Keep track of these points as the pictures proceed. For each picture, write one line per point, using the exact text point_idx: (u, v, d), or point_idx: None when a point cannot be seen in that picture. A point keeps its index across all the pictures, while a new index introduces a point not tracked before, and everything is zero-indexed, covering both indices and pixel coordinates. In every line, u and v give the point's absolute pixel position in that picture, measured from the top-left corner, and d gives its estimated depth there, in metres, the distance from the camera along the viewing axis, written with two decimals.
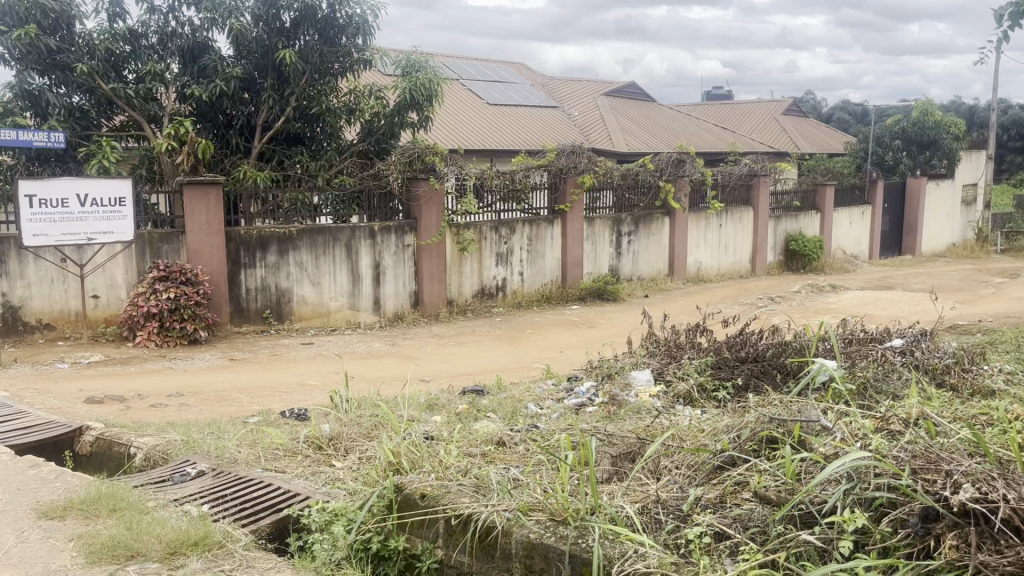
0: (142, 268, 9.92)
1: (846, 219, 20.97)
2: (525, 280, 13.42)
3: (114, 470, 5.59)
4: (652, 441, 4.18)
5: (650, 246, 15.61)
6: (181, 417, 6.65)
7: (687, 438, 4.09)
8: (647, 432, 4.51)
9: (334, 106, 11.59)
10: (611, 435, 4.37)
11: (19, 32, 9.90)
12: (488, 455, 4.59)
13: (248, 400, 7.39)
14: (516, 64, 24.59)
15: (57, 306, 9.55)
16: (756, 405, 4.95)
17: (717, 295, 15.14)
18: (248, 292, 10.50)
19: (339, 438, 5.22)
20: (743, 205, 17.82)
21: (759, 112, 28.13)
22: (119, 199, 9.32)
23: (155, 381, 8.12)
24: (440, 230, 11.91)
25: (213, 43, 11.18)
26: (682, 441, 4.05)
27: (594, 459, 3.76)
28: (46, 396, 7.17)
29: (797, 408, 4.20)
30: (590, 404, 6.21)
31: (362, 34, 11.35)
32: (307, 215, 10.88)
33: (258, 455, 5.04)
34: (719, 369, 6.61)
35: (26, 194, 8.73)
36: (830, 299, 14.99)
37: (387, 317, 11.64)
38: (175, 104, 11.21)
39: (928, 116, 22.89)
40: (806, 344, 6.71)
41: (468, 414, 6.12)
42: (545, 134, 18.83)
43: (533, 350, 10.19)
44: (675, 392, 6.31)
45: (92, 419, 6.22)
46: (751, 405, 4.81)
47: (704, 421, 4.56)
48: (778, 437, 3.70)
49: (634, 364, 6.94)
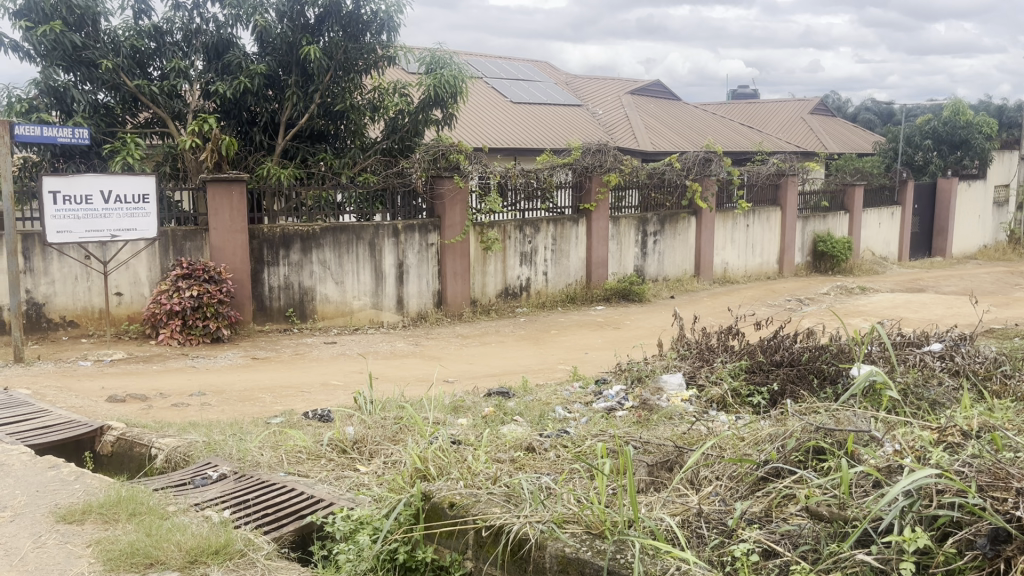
0: (165, 265, 9.85)
1: (876, 219, 20.60)
2: (549, 279, 13.25)
3: (134, 471, 5.48)
4: (691, 449, 3.97)
5: (676, 246, 15.38)
6: (202, 417, 6.55)
7: (728, 447, 3.90)
8: (685, 440, 4.32)
9: (358, 103, 11.47)
10: (647, 442, 4.18)
11: (44, 27, 9.88)
12: (518, 461, 4.44)
13: (271, 400, 7.29)
14: (540, 63, 24.42)
15: (80, 303, 9.50)
16: (797, 412, 4.74)
17: (744, 297, 14.87)
18: (271, 290, 10.41)
19: (363, 442, 5.08)
20: (771, 205, 17.54)
21: (785, 111, 27.76)
22: (143, 196, 9.26)
23: (177, 380, 8.03)
24: (464, 229, 11.76)
25: (237, 40, 11.11)
26: (723, 450, 3.86)
27: (632, 469, 3.60)
28: (68, 395, 7.09)
29: (843, 417, 4.00)
30: (620, 409, 6.03)
31: (387, 30, 11.26)
32: (330, 213, 10.76)
33: (280, 458, 4.91)
34: (753, 373, 6.43)
35: (50, 190, 8.65)
36: (860, 301, 14.69)
37: (410, 317, 11.51)
38: (200, 101, 11.21)
39: (960, 116, 22.43)
40: (844, 347, 6.47)
41: (494, 417, 5.96)
42: (569, 132, 18.62)
43: (558, 351, 10.01)
44: (709, 396, 6.13)
45: (113, 419, 6.14)
46: (792, 413, 4.61)
47: (744, 429, 4.37)
48: (827, 449, 3.51)
49: (665, 367, 6.74)
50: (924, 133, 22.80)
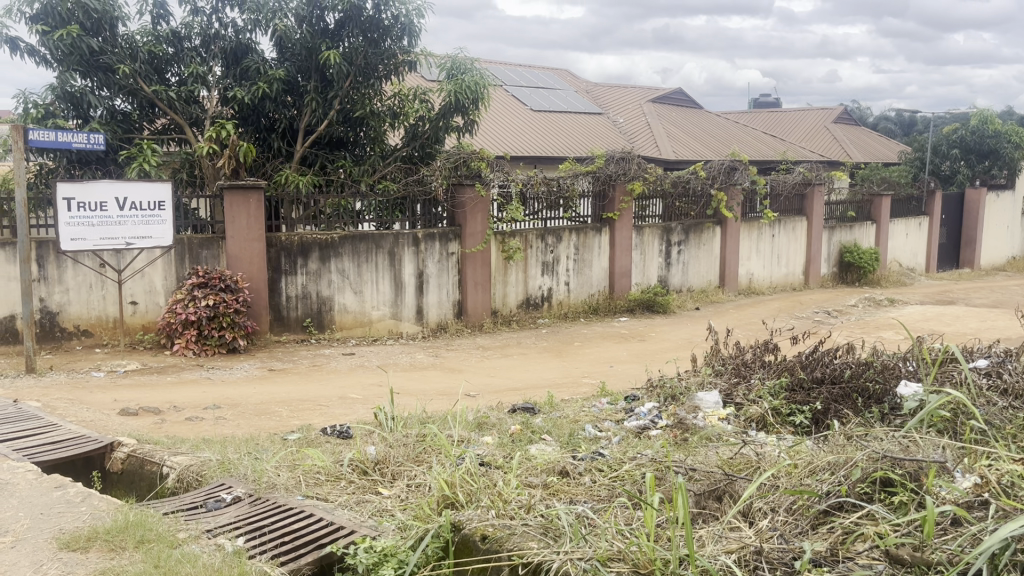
0: (181, 274, 9.64)
1: (903, 230, 20.18)
2: (571, 290, 12.94)
3: (145, 490, 5.23)
4: (744, 478, 3.64)
5: (701, 256, 15.04)
6: (217, 433, 6.30)
7: (783, 476, 3.58)
8: (732, 466, 4.00)
9: (377, 110, 11.26)
10: (693, 469, 3.86)
11: (61, 32, 9.72)
12: (551, 486, 4.15)
13: (288, 414, 7.03)
14: (560, 71, 24.21)
15: (95, 312, 9.31)
16: (852, 439, 4.41)
17: (770, 309, 14.51)
18: (289, 300, 10.17)
19: (385, 462, 4.80)
20: (796, 215, 17.18)
21: (807, 120, 27.37)
22: (158, 203, 9.07)
23: (192, 392, 7.79)
24: (485, 238, 11.50)
25: (256, 46, 10.94)
26: (781, 479, 3.54)
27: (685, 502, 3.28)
28: (79, 407, 6.87)
29: (911, 445, 3.68)
30: (654, 428, 5.72)
31: (408, 35, 11.02)
32: (349, 221, 10.53)
33: (298, 480, 4.63)
34: (794, 392, 6.10)
35: (64, 196, 8.45)
36: (890, 314, 14.28)
37: (430, 328, 11.25)
38: (217, 107, 11.00)
39: (987, 125, 21.74)
40: (889, 363, 6.14)
41: (521, 436, 5.67)
42: (590, 140, 18.37)
43: (582, 364, 9.71)
44: (747, 415, 5.82)
45: (125, 434, 5.88)
46: (847, 440, 4.30)
47: (797, 454, 4.05)
48: (896, 481, 3.21)
49: (700, 384, 6.40)
50: (951, 142, 22.06)
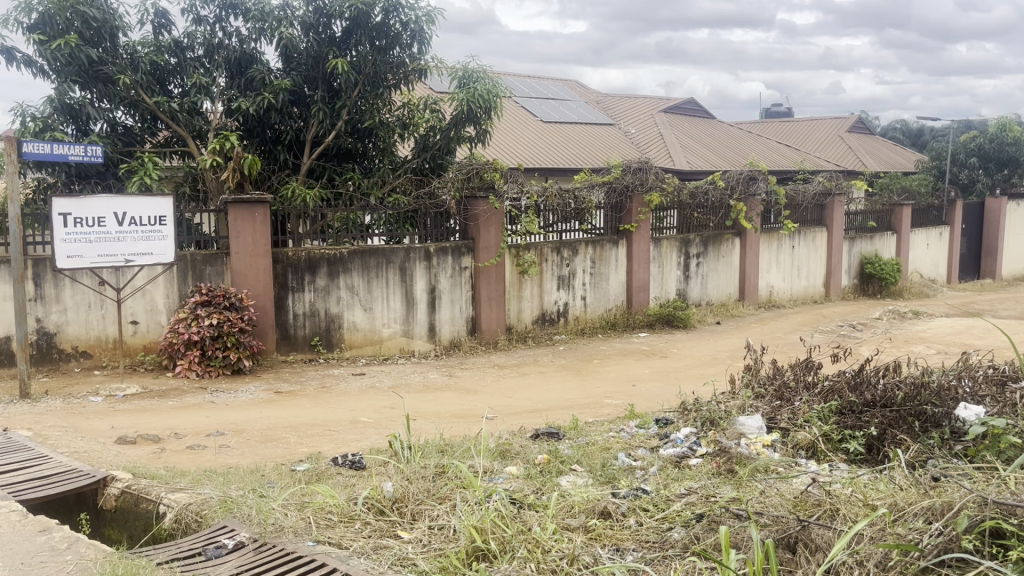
0: (183, 291, 9.22)
1: (923, 240, 19.68)
2: (588, 304, 12.48)
3: (140, 531, 4.77)
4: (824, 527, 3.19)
5: (720, 269, 14.58)
6: (219, 464, 5.86)
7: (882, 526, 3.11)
8: (801, 507, 3.55)
9: (387, 120, 10.87)
10: (760, 516, 3.41)
11: (59, 42, 9.35)
12: (593, 530, 3.72)
13: (296, 440, 6.58)
14: (569, 82, 23.87)
15: (94, 332, 8.89)
16: (931, 478, 3.95)
17: (792, 322, 14.04)
18: (296, 318, 9.74)
19: (404, 501, 4.34)
20: (817, 225, 16.71)
21: (821, 130, 26.91)
22: (159, 217, 8.64)
23: (194, 417, 7.35)
24: (499, 252, 11.06)
25: (261, 55, 10.56)
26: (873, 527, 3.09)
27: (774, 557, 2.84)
28: (73, 436, 6.42)
29: (1016, 488, 3.25)
30: (694, 456, 5.28)
31: (418, 41, 10.61)
32: (358, 235, 10.10)
33: (308, 521, 4.16)
34: (844, 416, 5.62)
35: (61, 212, 8.06)
36: (917, 327, 13.79)
37: (443, 345, 10.81)
38: (221, 119, 10.64)
39: (1007, 133, 21.78)
40: (945, 385, 5.66)
41: (549, 466, 5.21)
42: (603, 151, 17.96)
43: (604, 383, 9.24)
44: (795, 442, 5.37)
45: (119, 467, 5.44)
46: (927, 480, 3.84)
47: (873, 494, 3.61)
48: (1011, 532, 2.79)
49: (741, 408, 5.93)
50: (969, 151, 21.99)
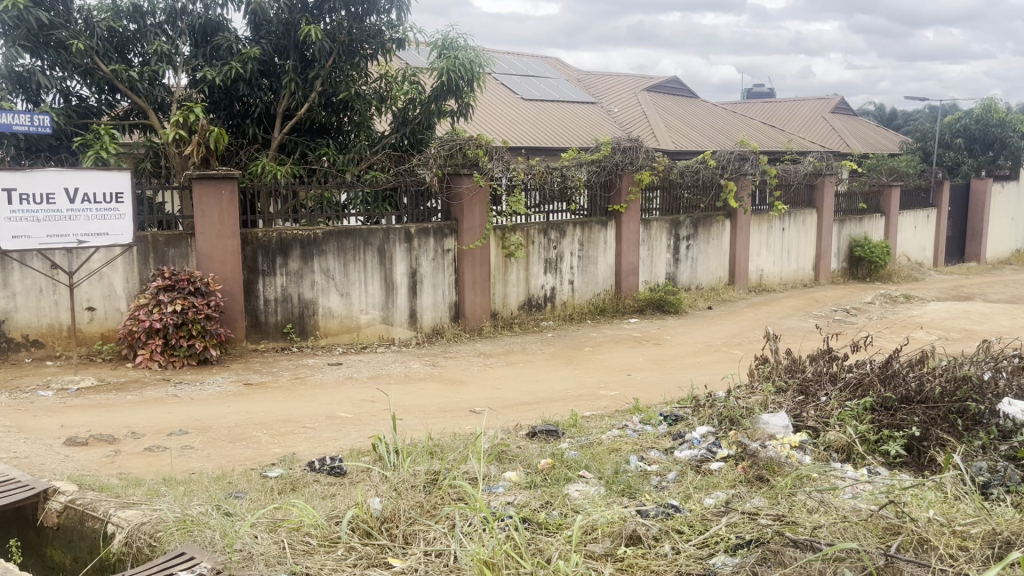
0: (145, 275, 8.49)
1: (911, 223, 19.34)
2: (576, 289, 11.89)
3: (86, 554, 4.13)
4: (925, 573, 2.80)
5: (709, 251, 14.06)
6: (181, 470, 5.22)
7: None
8: (884, 539, 3.17)
9: (363, 92, 10.15)
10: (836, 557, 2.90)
11: (5, 3, 8.51)
12: (622, 559, 3.18)
13: (267, 440, 5.95)
14: (549, 59, 23.17)
15: (46, 320, 8.15)
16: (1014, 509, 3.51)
17: (785, 307, 13.58)
18: (268, 304, 9.05)
19: (394, 521, 3.73)
20: (806, 207, 16.25)
21: (805, 111, 26.50)
22: (116, 194, 7.86)
23: (154, 414, 6.67)
24: (484, 233, 10.44)
25: (227, 22, 9.82)
26: None
27: None
28: (16, 438, 5.72)
29: None
30: (715, 460, 4.74)
31: (396, 7, 9.91)
32: (333, 215, 9.42)
33: (282, 547, 3.54)
34: (878, 414, 5.11)
35: (4, 187, 7.30)
36: (912, 311, 13.37)
37: (425, 333, 10.17)
38: (185, 90, 9.85)
39: (992, 113, 21.06)
40: (984, 380, 5.15)
41: (555, 472, 4.62)
42: (588, 130, 17.31)
43: (597, 373, 8.68)
44: (827, 443, 4.86)
45: (63, 476, 4.75)
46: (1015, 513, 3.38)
47: (963, 528, 3.20)
48: None
49: (763, 404, 5.35)
50: (955, 132, 21.45)
